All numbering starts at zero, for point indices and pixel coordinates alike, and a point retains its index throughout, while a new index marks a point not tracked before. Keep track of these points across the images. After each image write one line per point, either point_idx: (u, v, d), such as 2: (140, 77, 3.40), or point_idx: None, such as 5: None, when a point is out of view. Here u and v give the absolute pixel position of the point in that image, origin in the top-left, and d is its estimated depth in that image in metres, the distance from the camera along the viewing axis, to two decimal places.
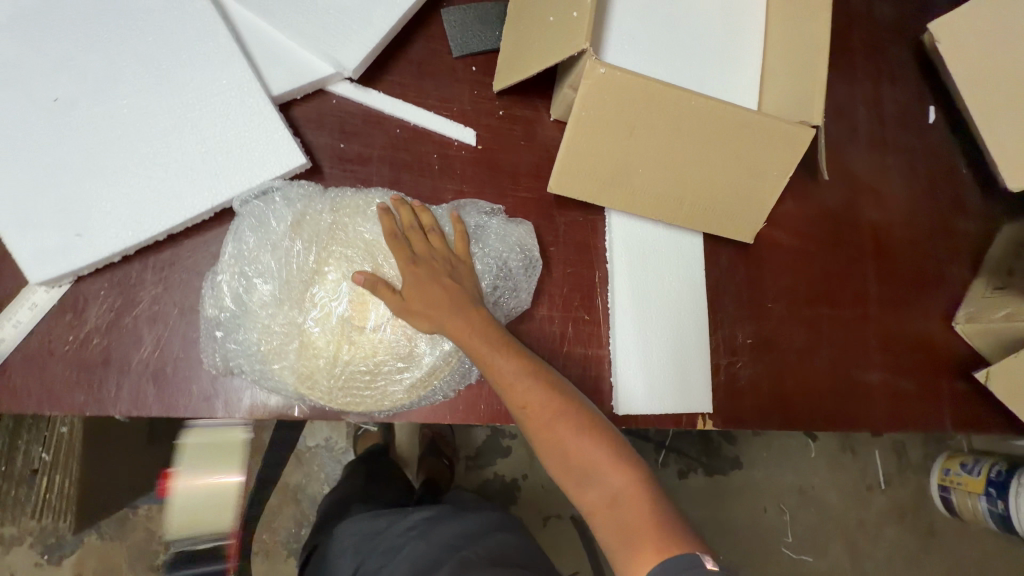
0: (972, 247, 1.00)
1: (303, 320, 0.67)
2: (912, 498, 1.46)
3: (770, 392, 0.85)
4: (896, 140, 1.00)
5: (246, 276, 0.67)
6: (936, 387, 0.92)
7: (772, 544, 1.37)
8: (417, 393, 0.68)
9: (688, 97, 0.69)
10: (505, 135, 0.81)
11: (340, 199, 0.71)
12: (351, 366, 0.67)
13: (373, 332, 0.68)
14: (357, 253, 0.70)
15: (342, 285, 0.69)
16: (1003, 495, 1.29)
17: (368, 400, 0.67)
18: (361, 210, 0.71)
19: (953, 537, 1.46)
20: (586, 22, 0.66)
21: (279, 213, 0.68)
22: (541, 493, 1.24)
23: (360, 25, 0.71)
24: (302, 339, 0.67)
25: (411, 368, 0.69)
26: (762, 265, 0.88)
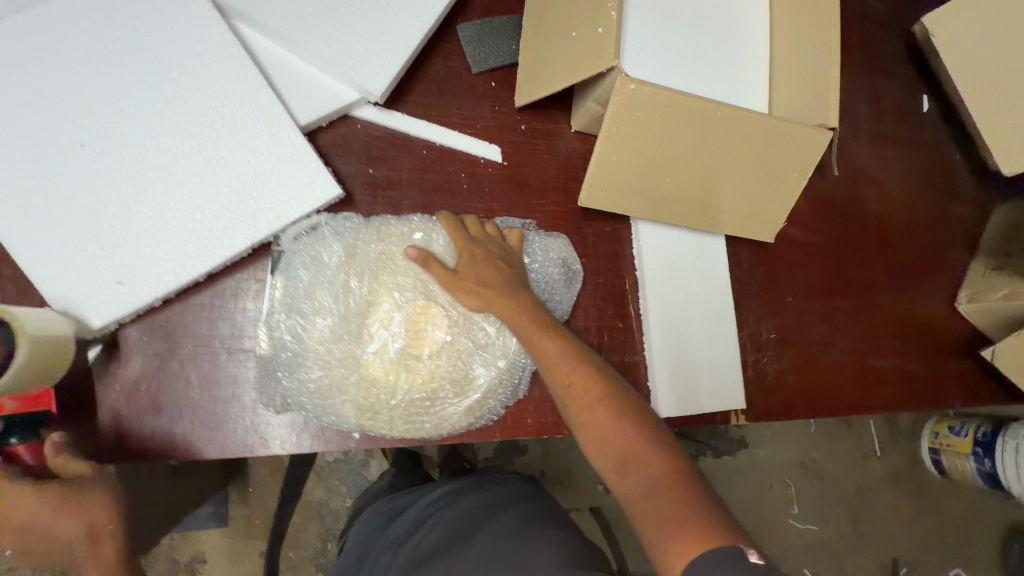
0: (969, 230, 1.04)
1: (361, 352, 0.69)
2: (905, 464, 1.50)
3: (797, 384, 0.89)
4: (895, 131, 1.03)
5: (302, 314, 0.68)
6: (944, 367, 0.97)
7: (779, 517, 1.44)
8: (476, 414, 0.70)
9: (716, 108, 0.70)
10: (529, 149, 0.81)
11: (386, 230, 0.72)
12: (411, 394, 0.69)
13: (429, 359, 0.70)
14: (408, 282, 0.71)
15: (396, 314, 0.70)
16: (989, 453, 1.35)
17: (428, 425, 0.69)
18: (406, 239, 0.73)
19: (942, 494, 1.51)
20: (613, 38, 0.67)
21: (331, 248, 0.70)
22: (559, 487, 1.23)
23: (382, 48, 0.70)
24: (361, 372, 0.68)
25: (469, 390, 0.70)
26: (781, 262, 0.92)
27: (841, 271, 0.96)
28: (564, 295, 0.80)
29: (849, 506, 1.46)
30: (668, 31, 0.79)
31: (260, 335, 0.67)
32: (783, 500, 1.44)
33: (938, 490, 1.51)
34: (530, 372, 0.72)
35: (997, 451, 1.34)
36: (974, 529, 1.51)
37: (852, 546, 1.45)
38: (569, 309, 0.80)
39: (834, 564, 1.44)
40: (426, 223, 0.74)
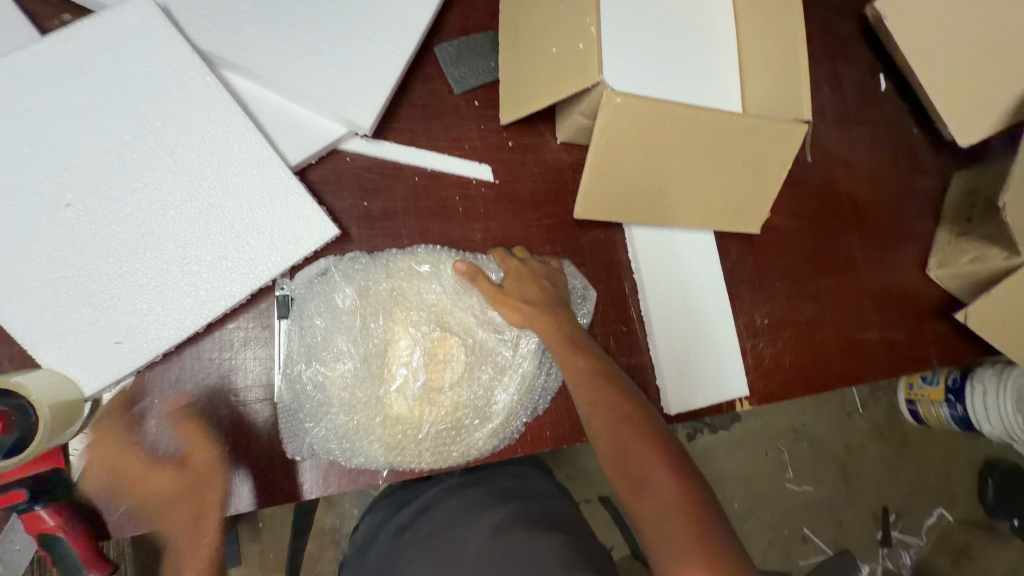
0: (932, 200, 1.10)
1: (383, 391, 0.70)
2: (886, 417, 1.58)
3: (793, 365, 0.93)
4: (858, 111, 1.08)
5: (322, 362, 0.68)
6: (922, 331, 1.04)
7: (777, 482, 1.51)
8: (500, 437, 0.72)
9: (699, 114, 0.73)
10: (519, 165, 0.82)
11: (395, 266, 0.73)
12: (436, 425, 0.71)
13: (450, 389, 0.72)
14: (425, 317, 0.73)
15: (415, 348, 0.72)
16: (960, 399, 1.37)
17: (455, 453, 0.71)
18: (415, 273, 0.74)
19: (922, 441, 1.59)
20: (595, 53, 0.68)
21: (343, 291, 0.70)
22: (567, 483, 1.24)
23: (366, 80, 0.70)
24: (385, 411, 0.69)
25: (492, 416, 0.72)
26: (767, 251, 0.96)
27: (824, 253, 1.00)
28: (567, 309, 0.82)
29: (840, 465, 1.55)
30: (642, 41, 0.81)
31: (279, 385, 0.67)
32: (778, 466, 1.52)
33: (921, 441, 1.59)
34: (550, 392, 0.74)
35: (966, 396, 1.35)
36: (954, 471, 1.61)
37: (845, 501, 1.54)
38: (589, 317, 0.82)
39: (831, 519, 1.52)
40: (432, 254, 0.75)
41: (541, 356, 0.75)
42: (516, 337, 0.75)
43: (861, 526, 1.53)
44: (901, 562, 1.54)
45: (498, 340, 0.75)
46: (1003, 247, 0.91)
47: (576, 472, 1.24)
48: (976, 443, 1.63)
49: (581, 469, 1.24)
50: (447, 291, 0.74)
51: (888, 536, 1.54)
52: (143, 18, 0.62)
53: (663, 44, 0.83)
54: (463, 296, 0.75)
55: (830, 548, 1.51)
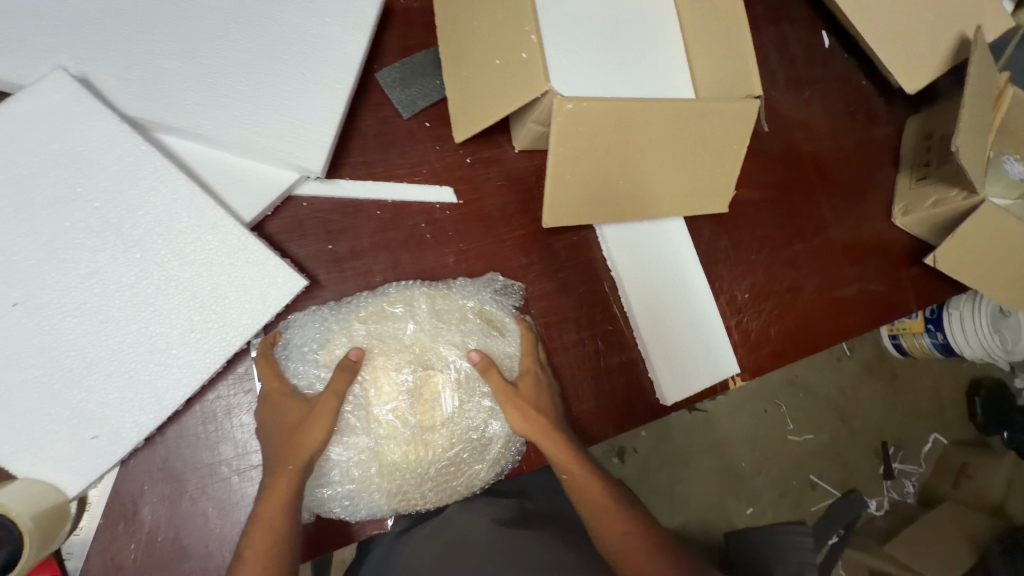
0: (889, 147, 1.12)
1: (372, 442, 0.70)
2: (875, 358, 1.63)
3: (779, 333, 0.95)
4: (808, 71, 1.09)
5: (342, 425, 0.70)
6: (897, 279, 1.06)
7: (780, 437, 1.55)
8: (500, 466, 0.74)
9: (651, 106, 0.72)
10: (481, 180, 0.80)
11: (363, 312, 0.72)
12: (436, 463, 0.72)
13: (444, 426, 0.73)
14: (408, 359, 0.73)
15: (403, 387, 0.72)
16: (940, 328, 1.40)
17: (459, 486, 0.73)
18: (388, 313, 0.73)
19: (911, 375, 1.64)
20: (539, 60, 0.66)
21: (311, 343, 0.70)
22: None
23: (312, 121, 0.68)
24: (382, 458, 0.71)
25: (490, 446, 0.74)
26: (738, 226, 0.96)
27: (794, 219, 1.01)
28: (547, 318, 0.81)
29: (838, 411, 1.59)
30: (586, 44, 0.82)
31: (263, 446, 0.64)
32: (779, 422, 1.55)
33: (909, 375, 1.65)
34: None
35: (945, 325, 1.38)
36: (943, 398, 1.66)
37: (847, 446, 1.58)
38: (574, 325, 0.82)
39: (835, 463, 1.57)
40: (406, 293, 0.74)
41: None
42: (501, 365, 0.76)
43: (864, 464, 1.59)
44: (905, 491, 1.60)
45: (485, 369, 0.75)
46: (962, 187, 0.93)
47: None
48: (961, 368, 1.69)
49: None
50: (425, 329, 0.74)
51: (891, 468, 1.59)
52: (62, 92, 0.59)
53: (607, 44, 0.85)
54: (442, 331, 0.75)
55: (838, 490, 1.56)
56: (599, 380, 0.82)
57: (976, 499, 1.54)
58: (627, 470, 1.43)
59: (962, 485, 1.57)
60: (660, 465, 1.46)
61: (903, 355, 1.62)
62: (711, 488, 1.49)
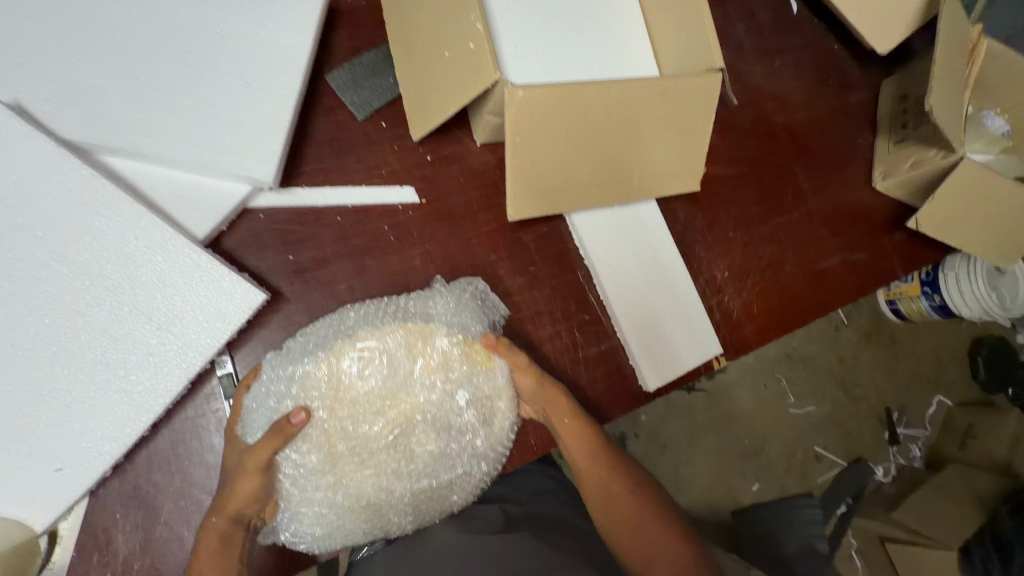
0: (866, 111, 1.09)
1: (341, 491, 0.68)
2: (871, 324, 1.61)
3: (762, 310, 0.93)
4: (777, 40, 1.06)
5: (302, 481, 0.66)
6: (881, 247, 1.04)
7: (781, 411, 1.54)
8: (479, 490, 0.73)
9: (607, 87, 0.70)
10: (443, 178, 0.79)
11: (327, 354, 0.67)
12: (414, 493, 0.71)
13: (417, 467, 0.71)
14: (378, 408, 0.69)
15: (374, 435, 0.69)
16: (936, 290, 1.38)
17: (436, 510, 0.73)
18: (343, 352, 0.68)
19: (909, 339, 1.63)
20: (487, 50, 0.65)
21: (280, 388, 0.65)
22: None
23: (259, 131, 0.66)
24: (351, 498, 0.68)
25: (470, 479, 0.72)
26: (713, 204, 0.94)
27: (772, 194, 0.99)
28: (521, 314, 0.80)
29: (837, 380, 1.58)
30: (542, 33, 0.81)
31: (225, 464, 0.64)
32: (778, 396, 1.54)
33: (908, 339, 1.63)
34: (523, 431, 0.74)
35: (940, 286, 1.35)
36: (943, 361, 1.65)
37: (848, 416, 1.57)
38: (548, 319, 0.80)
39: (838, 434, 1.56)
40: (377, 331, 0.69)
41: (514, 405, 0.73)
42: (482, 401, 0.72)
43: (867, 432, 1.58)
44: (911, 455, 1.60)
45: (467, 411, 0.71)
46: (939, 147, 0.91)
47: None
48: (959, 328, 1.67)
49: None
50: (399, 374, 0.70)
51: (895, 434, 1.58)
52: None
53: (564, 32, 0.84)
54: (421, 377, 0.70)
55: (844, 460, 1.55)
56: (579, 372, 0.81)
57: (983, 459, 1.51)
58: None
59: (968, 446, 1.55)
60: (661, 449, 1.45)
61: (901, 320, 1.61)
62: (712, 469, 1.48)
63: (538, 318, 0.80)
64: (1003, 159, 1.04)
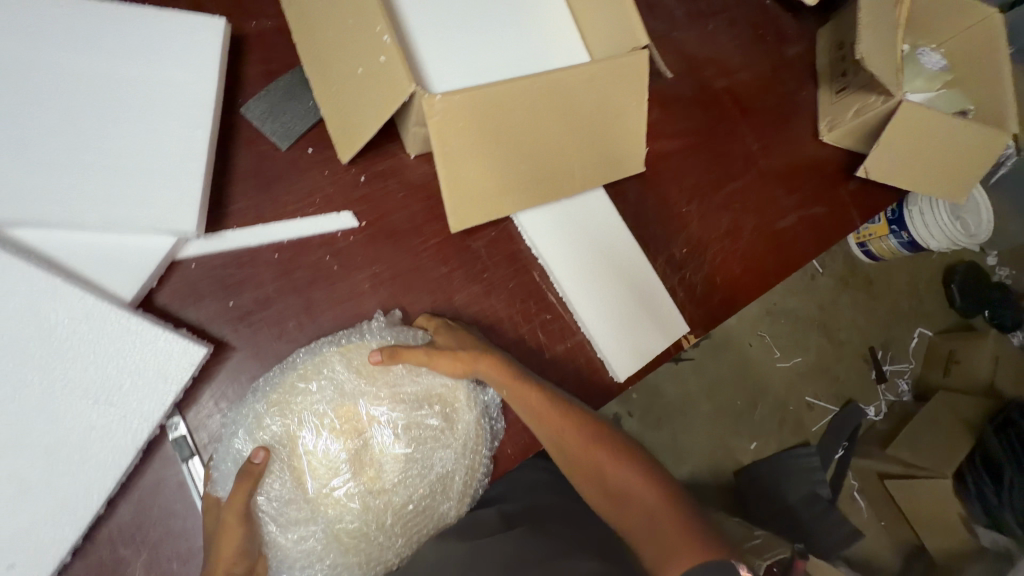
0: (806, 63, 1.08)
1: (321, 524, 0.68)
2: (846, 269, 1.62)
3: (725, 280, 0.92)
4: (707, 3, 1.04)
5: (278, 520, 0.66)
6: (839, 198, 1.03)
7: (768, 367, 1.55)
8: (468, 498, 0.72)
9: (530, 82, 0.67)
10: (381, 196, 0.76)
11: (270, 394, 0.67)
12: (399, 512, 0.71)
13: (394, 485, 0.71)
14: (342, 433, 0.69)
15: (338, 459, 0.69)
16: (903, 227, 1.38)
17: (430, 527, 0.71)
18: (298, 386, 0.68)
19: (883, 276, 1.65)
20: (398, 63, 0.62)
21: (238, 432, 0.65)
22: None
23: (174, 179, 0.63)
24: (336, 534, 0.69)
25: (452, 482, 0.72)
26: (662, 180, 0.93)
27: (721, 161, 0.98)
28: (480, 323, 0.78)
29: (819, 328, 1.59)
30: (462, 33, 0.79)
31: (199, 510, 0.62)
32: (762, 353, 1.55)
33: (882, 278, 1.64)
34: (501, 437, 0.74)
35: (906, 223, 1.36)
36: (918, 293, 1.67)
37: (833, 363, 1.59)
38: (508, 323, 0.79)
39: (826, 380, 1.58)
40: (318, 359, 0.69)
41: (483, 403, 0.74)
42: (449, 411, 0.73)
43: (854, 374, 1.60)
44: (900, 390, 1.62)
45: (424, 413, 0.72)
46: (878, 92, 0.91)
47: None
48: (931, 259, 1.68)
49: None
50: (346, 392, 0.69)
51: (882, 371, 1.61)
52: None
53: (484, 28, 0.82)
54: (364, 388, 0.70)
55: (835, 405, 1.57)
56: (547, 372, 0.79)
57: (965, 384, 1.52)
58: None
59: (951, 372, 1.56)
60: (658, 422, 1.46)
61: (874, 260, 1.62)
62: (709, 436, 1.49)
63: (500, 323, 0.79)
64: (947, 93, 1.02)
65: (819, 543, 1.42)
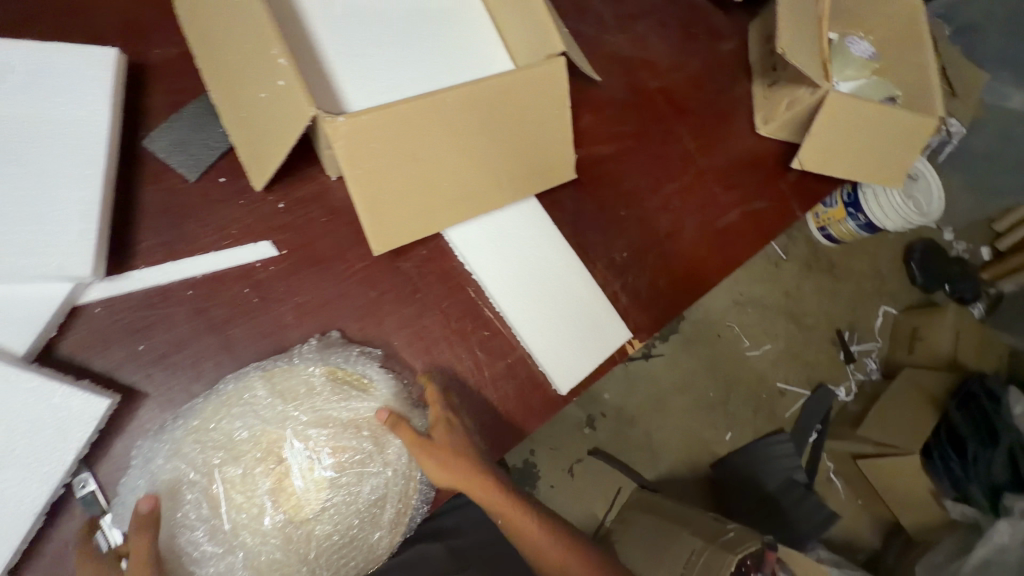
0: (740, 58, 1.08)
1: (239, 557, 0.65)
2: (808, 253, 1.63)
3: (667, 282, 0.91)
4: (638, 3, 1.04)
5: (193, 546, 0.63)
6: (777, 191, 1.03)
7: (738, 355, 1.56)
8: (401, 527, 0.70)
9: (441, 96, 0.66)
10: (302, 223, 0.73)
11: (183, 422, 0.64)
12: (325, 543, 0.68)
13: (317, 516, 0.67)
14: (263, 462, 0.66)
15: (258, 485, 0.66)
16: (859, 209, 1.31)
17: (360, 558, 0.69)
18: (227, 411, 0.65)
19: (846, 258, 1.65)
20: (297, 86, 0.59)
21: (155, 456, 0.62)
22: (555, 452, 1.39)
23: (65, 222, 0.60)
24: (256, 567, 0.65)
25: (382, 511, 0.70)
26: (598, 186, 0.92)
27: (658, 161, 0.98)
28: (415, 347, 0.75)
29: (785, 313, 1.60)
30: (378, 48, 0.77)
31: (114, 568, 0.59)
32: (728, 344, 1.55)
33: (845, 260, 1.65)
34: None
35: (862, 205, 1.29)
36: (881, 273, 1.66)
37: (800, 349, 1.60)
38: (445, 343, 0.77)
39: (795, 364, 1.59)
40: (240, 385, 0.66)
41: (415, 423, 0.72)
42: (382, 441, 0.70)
43: (822, 356, 1.61)
44: (869, 369, 1.63)
45: (350, 437, 0.69)
46: (806, 84, 0.92)
47: (557, 441, 1.40)
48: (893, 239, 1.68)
49: (558, 437, 1.40)
50: (270, 417, 0.67)
51: (849, 352, 1.62)
52: None
53: (404, 41, 0.79)
54: (289, 411, 0.67)
55: (806, 389, 1.58)
56: (486, 392, 0.77)
57: (929, 358, 1.50)
58: (601, 437, 1.42)
59: (916, 348, 1.55)
60: (631, 422, 1.45)
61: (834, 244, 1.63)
62: (677, 430, 1.48)
63: (436, 345, 0.76)
64: (875, 80, 1.02)
65: (796, 531, 1.31)
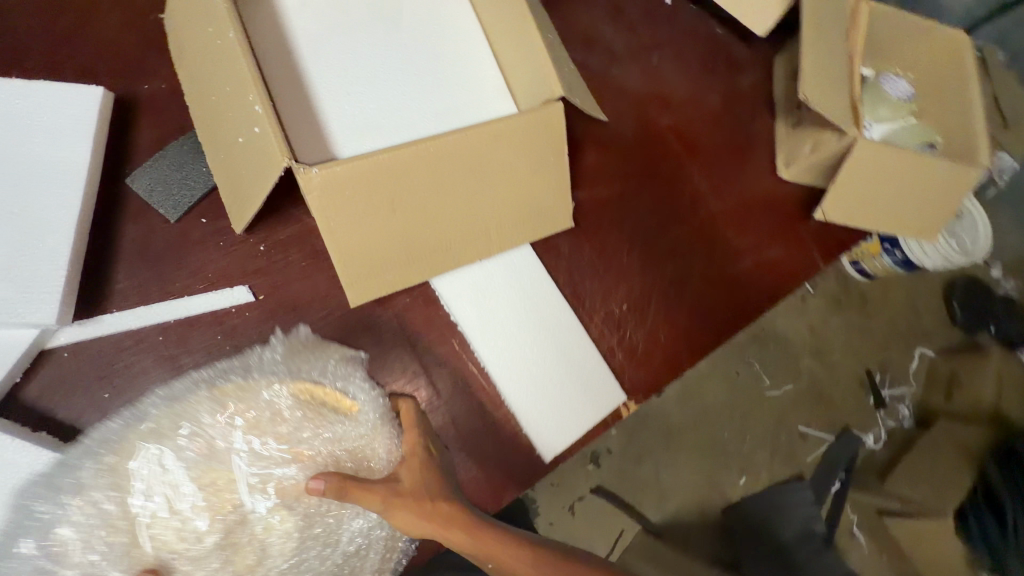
0: (762, 94, 1.00)
1: None
2: (837, 288, 1.40)
3: (669, 338, 0.85)
4: (653, 35, 0.99)
5: None
6: (797, 238, 0.95)
7: (754, 396, 1.35)
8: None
9: (424, 145, 0.62)
10: (281, 266, 0.70)
11: (113, 455, 0.60)
12: None
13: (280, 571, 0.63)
14: (212, 506, 0.62)
15: (207, 538, 0.61)
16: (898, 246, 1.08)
17: None
18: (156, 443, 0.60)
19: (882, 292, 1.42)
20: (271, 134, 0.57)
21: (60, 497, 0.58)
22: (556, 490, 1.26)
23: (32, 267, 0.59)
24: None
25: (363, 562, 0.65)
26: (599, 232, 0.87)
27: (665, 206, 0.92)
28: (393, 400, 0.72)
29: (811, 351, 1.39)
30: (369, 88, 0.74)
31: None
32: (749, 381, 1.35)
33: (879, 294, 1.42)
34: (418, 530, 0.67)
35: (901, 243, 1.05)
36: None
37: (826, 393, 1.39)
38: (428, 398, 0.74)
39: (818, 407, 1.38)
40: (180, 402, 0.62)
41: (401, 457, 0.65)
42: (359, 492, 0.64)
43: None
44: (900, 415, 1.41)
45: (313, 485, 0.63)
46: (832, 129, 0.85)
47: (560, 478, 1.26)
48: None
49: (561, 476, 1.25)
50: (213, 451, 0.61)
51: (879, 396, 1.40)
52: None
53: (398, 79, 0.76)
54: (248, 432, 0.62)
55: (829, 434, 1.38)
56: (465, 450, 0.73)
57: (971, 407, 1.33)
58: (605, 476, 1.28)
59: (955, 394, 1.37)
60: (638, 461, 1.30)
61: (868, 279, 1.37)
62: (692, 472, 1.32)
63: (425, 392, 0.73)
64: (912, 125, 0.94)
65: None
